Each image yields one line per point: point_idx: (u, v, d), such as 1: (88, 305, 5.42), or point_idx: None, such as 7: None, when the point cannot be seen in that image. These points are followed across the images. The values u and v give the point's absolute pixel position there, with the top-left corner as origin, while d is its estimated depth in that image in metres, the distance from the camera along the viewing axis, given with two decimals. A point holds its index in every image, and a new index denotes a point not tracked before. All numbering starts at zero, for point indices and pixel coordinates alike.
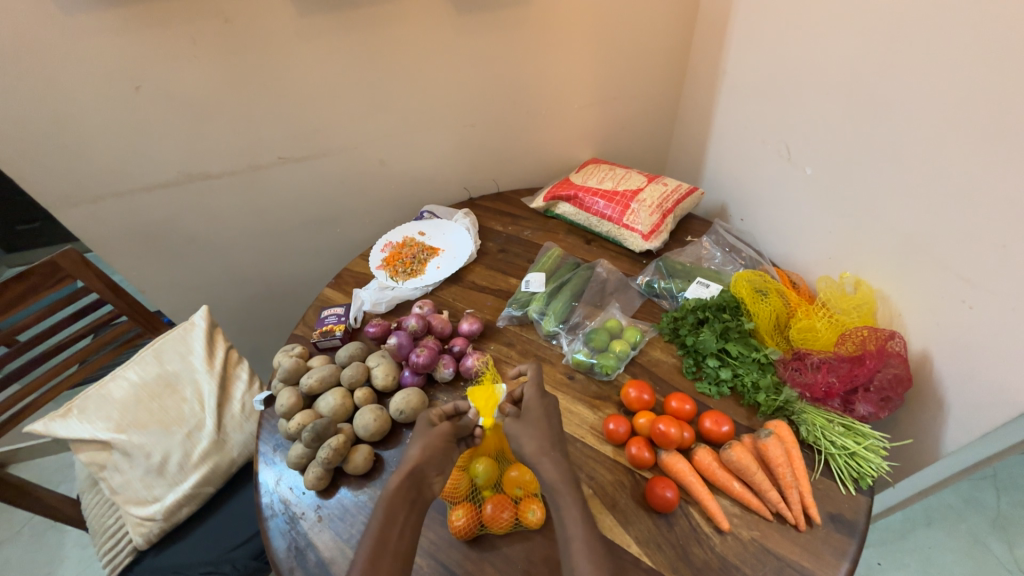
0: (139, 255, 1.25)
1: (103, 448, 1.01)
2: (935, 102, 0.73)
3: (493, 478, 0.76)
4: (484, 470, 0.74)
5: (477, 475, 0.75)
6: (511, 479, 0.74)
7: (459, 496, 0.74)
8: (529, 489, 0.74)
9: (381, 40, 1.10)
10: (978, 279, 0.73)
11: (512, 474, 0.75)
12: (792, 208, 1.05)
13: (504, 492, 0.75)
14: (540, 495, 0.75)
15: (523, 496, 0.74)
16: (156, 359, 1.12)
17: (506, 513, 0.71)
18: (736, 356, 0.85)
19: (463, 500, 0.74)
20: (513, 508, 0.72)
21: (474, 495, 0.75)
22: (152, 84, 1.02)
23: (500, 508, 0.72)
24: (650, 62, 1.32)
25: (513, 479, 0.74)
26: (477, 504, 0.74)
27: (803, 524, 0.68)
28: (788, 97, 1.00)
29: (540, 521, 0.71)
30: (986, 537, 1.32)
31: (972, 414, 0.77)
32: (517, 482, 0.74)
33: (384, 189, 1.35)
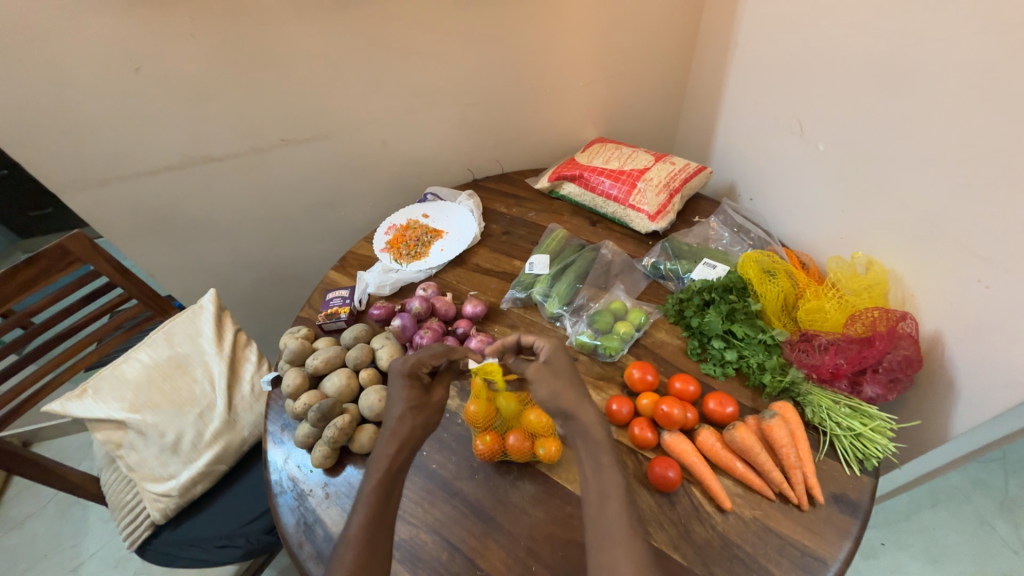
0: (147, 239, 1.26)
1: (118, 427, 1.04)
2: (956, 72, 0.70)
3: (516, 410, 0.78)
4: (506, 403, 0.77)
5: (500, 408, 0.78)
6: (529, 418, 0.76)
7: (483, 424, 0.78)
8: (546, 428, 0.76)
9: (380, 15, 1.07)
10: (995, 257, 0.70)
11: (531, 416, 0.76)
12: (803, 186, 1.02)
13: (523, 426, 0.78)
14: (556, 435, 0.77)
15: (540, 433, 0.76)
16: (167, 341, 1.14)
17: (525, 445, 0.76)
18: (742, 338, 0.84)
19: (487, 428, 0.79)
20: (530, 442, 0.76)
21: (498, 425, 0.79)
22: (152, 66, 1.01)
23: (519, 440, 0.76)
24: (658, 35, 1.28)
25: (531, 418, 0.76)
26: (500, 432, 0.79)
27: (806, 504, 0.68)
28: (801, 70, 0.96)
29: (556, 457, 0.75)
30: (992, 519, 1.31)
31: (984, 396, 0.76)
32: (535, 422, 0.76)
33: (387, 171, 1.34)
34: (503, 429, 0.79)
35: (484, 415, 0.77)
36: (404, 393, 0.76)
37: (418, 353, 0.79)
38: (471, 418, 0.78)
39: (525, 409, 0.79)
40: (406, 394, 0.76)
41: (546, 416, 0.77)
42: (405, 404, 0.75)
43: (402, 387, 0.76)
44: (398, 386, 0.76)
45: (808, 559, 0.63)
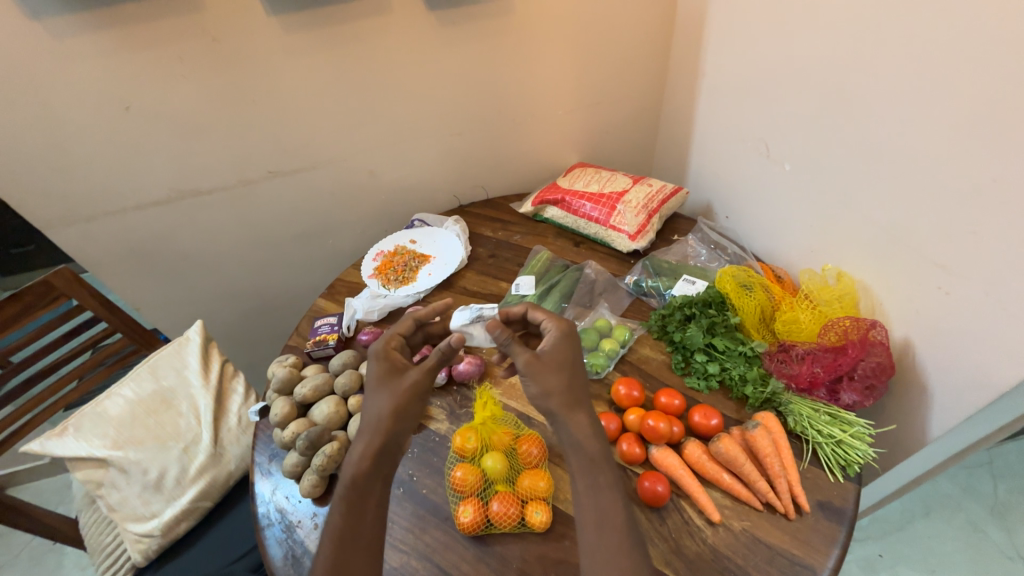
0: (132, 272, 1.26)
1: (100, 465, 1.01)
2: (898, 96, 0.76)
3: (506, 474, 0.77)
4: (494, 462, 0.76)
5: (488, 468, 0.77)
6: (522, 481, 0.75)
7: (469, 490, 0.75)
8: (539, 492, 0.74)
9: (365, 52, 1.12)
10: (952, 265, 0.74)
11: (525, 480, 0.75)
12: (773, 203, 1.07)
13: (513, 490, 0.76)
14: (549, 501, 0.75)
15: (532, 497, 0.74)
16: (151, 375, 1.13)
17: (513, 509, 0.72)
18: (723, 351, 0.87)
19: (472, 495, 0.75)
20: (520, 508, 0.73)
21: (484, 492, 0.76)
22: (141, 104, 1.03)
23: (507, 504, 0.72)
24: (631, 66, 1.35)
25: (524, 481, 0.75)
26: (485, 501, 0.75)
27: (793, 513, 0.69)
28: (764, 96, 1.02)
29: (546, 525, 0.72)
30: (984, 525, 1.32)
31: (955, 398, 0.79)
32: (528, 484, 0.75)
33: (374, 199, 1.37)
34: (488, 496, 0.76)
35: (473, 478, 0.76)
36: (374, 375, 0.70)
37: (387, 332, 0.75)
38: (458, 484, 0.76)
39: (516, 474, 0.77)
40: (383, 376, 0.70)
41: (540, 479, 0.75)
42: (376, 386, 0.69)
43: (377, 364, 0.71)
44: (371, 365, 0.71)
45: (797, 568, 0.64)
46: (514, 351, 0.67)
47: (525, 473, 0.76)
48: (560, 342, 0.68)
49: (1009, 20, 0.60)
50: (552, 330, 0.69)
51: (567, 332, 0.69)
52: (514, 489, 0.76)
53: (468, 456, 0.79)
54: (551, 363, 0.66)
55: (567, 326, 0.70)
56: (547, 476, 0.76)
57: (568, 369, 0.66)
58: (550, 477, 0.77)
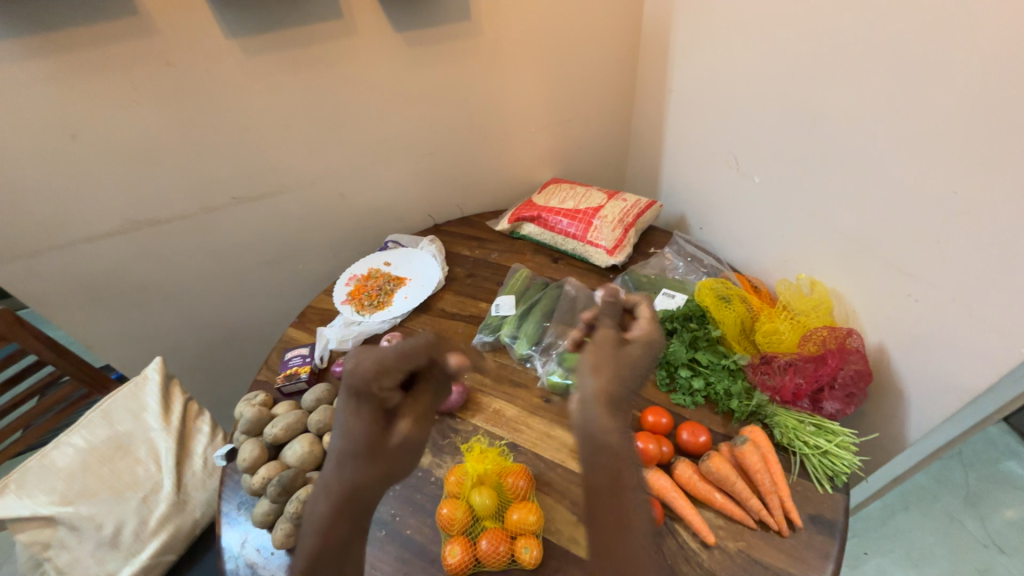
0: (82, 309, 1.17)
1: (46, 524, 0.92)
2: (861, 111, 0.78)
3: (494, 509, 0.74)
4: (480, 499, 0.72)
5: (474, 506, 0.73)
6: (511, 518, 0.71)
7: (456, 529, 0.72)
8: (529, 528, 0.70)
9: (332, 75, 1.10)
10: (918, 272, 0.77)
11: (513, 516, 0.71)
12: (745, 215, 1.09)
13: (502, 526, 0.72)
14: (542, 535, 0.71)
15: (521, 533, 0.70)
16: (105, 421, 1.04)
17: (501, 547, 0.69)
18: (706, 365, 0.86)
19: (460, 533, 0.72)
20: (509, 544, 0.69)
21: (471, 530, 0.73)
22: (89, 132, 0.97)
23: (495, 542, 0.69)
24: (600, 83, 1.37)
25: (512, 516, 0.71)
26: (473, 539, 0.72)
27: (786, 530, 0.68)
28: (732, 111, 1.05)
29: (537, 562, 0.69)
30: (960, 515, 1.36)
31: (931, 401, 0.80)
32: (516, 520, 0.71)
33: (345, 221, 1.33)
34: (476, 535, 0.72)
35: (460, 516, 0.72)
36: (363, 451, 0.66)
37: (376, 364, 0.67)
38: (445, 522, 0.72)
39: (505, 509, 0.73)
40: (368, 431, 0.66)
41: (530, 514, 0.71)
42: (348, 416, 0.67)
43: (351, 385, 0.67)
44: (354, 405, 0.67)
45: None
46: (603, 333, 0.73)
47: (514, 506, 0.73)
48: (643, 348, 0.75)
49: (962, 41, 0.64)
50: (641, 330, 0.78)
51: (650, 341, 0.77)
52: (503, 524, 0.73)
53: (454, 493, 0.76)
54: (627, 369, 0.69)
55: (646, 334, 0.77)
56: (537, 508, 0.73)
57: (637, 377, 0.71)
58: (540, 509, 0.74)
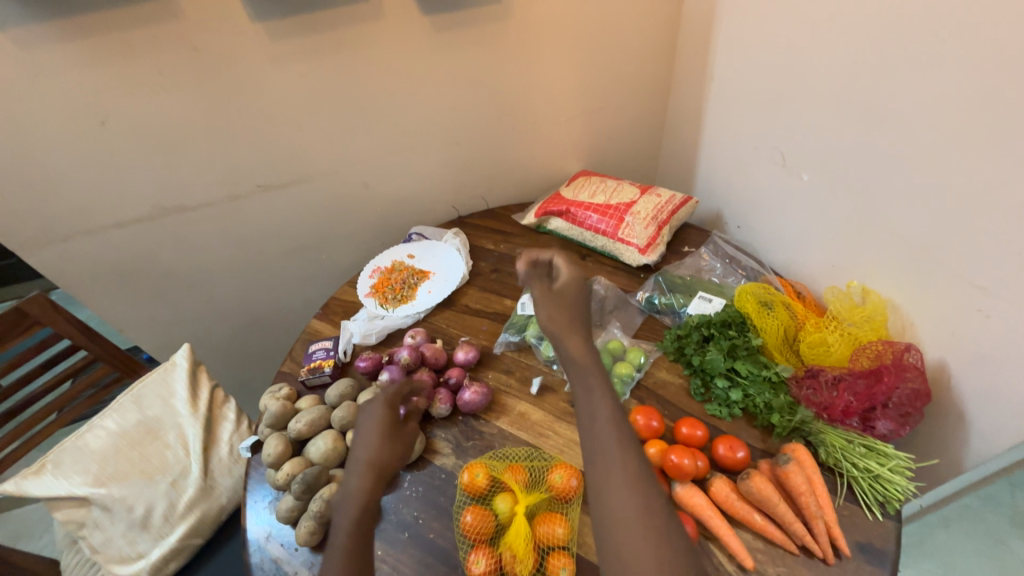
0: (113, 295, 1.19)
1: (81, 504, 0.95)
2: (932, 103, 0.71)
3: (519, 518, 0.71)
4: (505, 505, 0.71)
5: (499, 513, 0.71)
6: (539, 528, 0.69)
7: (480, 537, 0.70)
8: (558, 540, 0.68)
9: (357, 60, 1.06)
10: (990, 285, 0.70)
11: (542, 528, 0.69)
12: (790, 215, 1.02)
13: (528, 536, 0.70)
14: (570, 547, 0.69)
15: (549, 545, 0.68)
16: (135, 405, 1.06)
17: (528, 560, 0.67)
18: (746, 376, 0.81)
19: (484, 542, 0.70)
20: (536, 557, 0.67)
21: (495, 538, 0.71)
22: (117, 119, 0.97)
23: (522, 554, 0.67)
24: (635, 70, 1.30)
25: (539, 528, 0.69)
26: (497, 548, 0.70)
27: (831, 558, 0.64)
28: (780, 102, 0.97)
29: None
30: (1005, 536, 1.29)
31: (994, 426, 0.74)
32: (544, 531, 0.69)
33: (369, 212, 1.31)
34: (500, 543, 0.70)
35: (485, 524, 0.70)
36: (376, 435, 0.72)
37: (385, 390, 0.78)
38: (469, 529, 0.70)
39: (532, 518, 0.71)
40: (373, 425, 0.73)
41: (558, 526, 0.69)
42: (375, 436, 0.72)
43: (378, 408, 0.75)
44: (371, 412, 0.75)
45: None
46: None
47: (542, 517, 0.70)
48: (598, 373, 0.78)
49: None
50: None
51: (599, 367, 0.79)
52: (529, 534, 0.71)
53: (478, 498, 0.74)
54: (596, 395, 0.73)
55: None
56: (565, 519, 0.70)
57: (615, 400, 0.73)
58: (568, 520, 0.71)
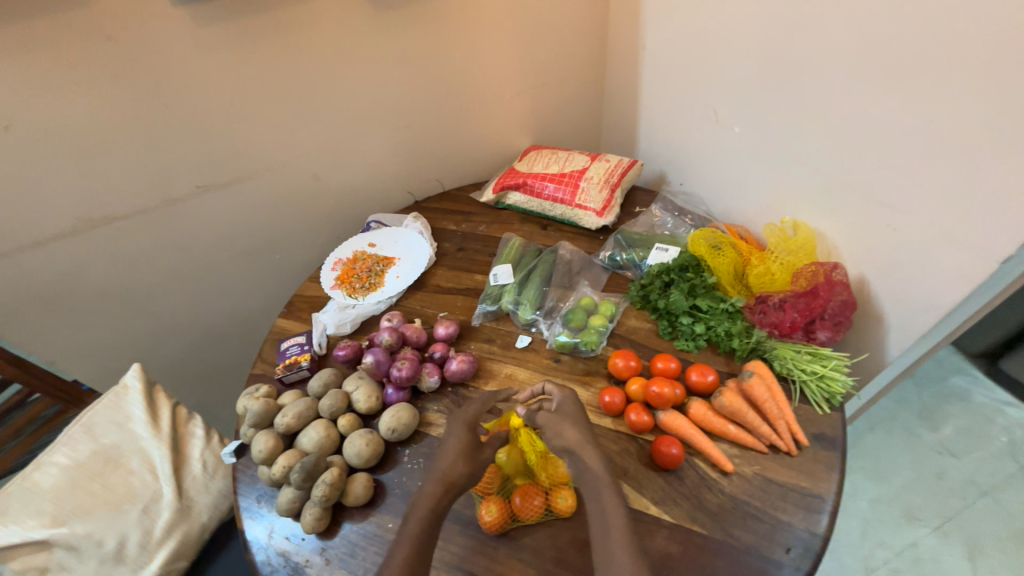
0: (40, 321, 1.07)
1: (40, 549, 0.87)
2: (835, 49, 0.81)
3: (522, 467, 0.76)
4: (508, 456, 0.75)
5: (503, 465, 0.75)
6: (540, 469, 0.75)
7: (488, 490, 0.73)
8: (559, 477, 0.74)
9: (295, 44, 1.03)
10: (895, 203, 0.82)
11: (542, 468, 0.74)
12: (726, 166, 1.12)
13: (532, 481, 0.75)
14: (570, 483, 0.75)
15: (553, 484, 0.73)
16: (88, 435, 0.97)
17: (537, 500, 0.72)
18: (707, 310, 0.90)
19: (492, 494, 0.73)
20: (544, 497, 0.72)
21: (502, 489, 0.74)
22: (25, 121, 0.87)
23: (530, 495, 0.72)
24: (571, 43, 1.35)
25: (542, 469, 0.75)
26: (506, 497, 0.73)
27: (794, 450, 0.74)
28: (707, 63, 1.07)
29: (573, 509, 0.72)
30: (918, 429, 1.52)
31: (906, 322, 0.88)
32: (545, 471, 0.74)
33: (323, 204, 1.27)
34: (507, 492, 0.74)
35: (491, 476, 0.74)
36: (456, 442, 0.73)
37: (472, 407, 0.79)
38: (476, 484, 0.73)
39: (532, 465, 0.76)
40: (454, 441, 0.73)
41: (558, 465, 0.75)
42: (455, 453, 0.71)
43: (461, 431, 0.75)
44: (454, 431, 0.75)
45: (809, 499, 0.69)
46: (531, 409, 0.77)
47: (542, 462, 0.75)
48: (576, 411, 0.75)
49: None
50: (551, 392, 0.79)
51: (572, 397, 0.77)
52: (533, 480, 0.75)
53: None
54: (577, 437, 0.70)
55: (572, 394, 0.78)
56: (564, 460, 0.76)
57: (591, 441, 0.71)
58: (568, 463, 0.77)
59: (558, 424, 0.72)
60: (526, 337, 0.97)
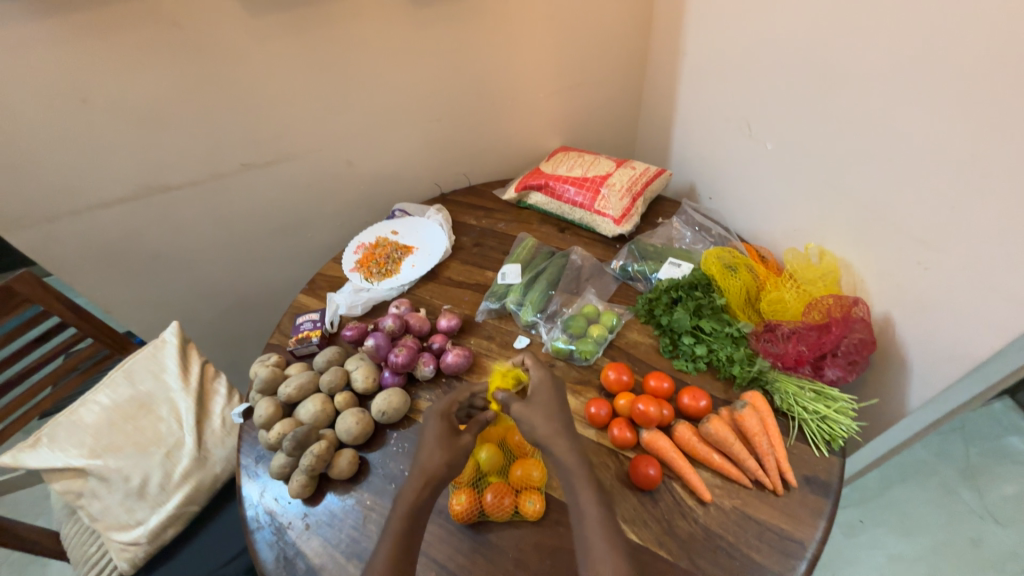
0: (99, 275, 1.20)
1: (78, 475, 0.98)
2: (883, 70, 0.75)
3: (499, 465, 0.77)
4: (487, 454, 0.76)
5: (481, 461, 0.76)
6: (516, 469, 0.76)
7: (463, 481, 0.75)
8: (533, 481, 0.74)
9: (336, 37, 1.08)
10: (932, 241, 0.75)
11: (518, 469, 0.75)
12: (757, 184, 1.07)
13: (506, 480, 0.76)
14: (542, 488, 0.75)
15: (525, 487, 0.74)
16: (127, 380, 1.09)
17: (507, 500, 0.73)
18: (710, 332, 0.87)
19: (466, 485, 0.75)
20: (515, 497, 0.73)
21: (476, 483, 0.76)
22: (96, 96, 0.97)
23: (501, 494, 0.73)
24: (611, 46, 1.32)
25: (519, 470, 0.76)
26: (478, 491, 0.75)
27: (781, 489, 0.71)
28: (747, 75, 1.01)
29: (540, 514, 0.73)
30: (955, 486, 1.39)
31: (932, 371, 0.81)
32: (520, 472, 0.75)
33: (353, 190, 1.33)
34: (481, 487, 0.76)
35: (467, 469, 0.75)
36: (434, 429, 0.72)
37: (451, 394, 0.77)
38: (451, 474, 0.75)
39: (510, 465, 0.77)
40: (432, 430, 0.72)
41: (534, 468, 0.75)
42: (433, 444, 0.71)
43: (436, 419, 0.73)
44: (430, 424, 0.74)
45: (787, 542, 0.66)
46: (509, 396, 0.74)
47: (518, 463, 0.76)
48: (553, 399, 0.71)
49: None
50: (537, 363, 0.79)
51: (547, 382, 0.74)
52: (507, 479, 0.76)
53: None
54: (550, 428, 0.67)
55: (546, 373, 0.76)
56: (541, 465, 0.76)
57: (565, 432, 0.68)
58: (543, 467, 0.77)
59: (531, 417, 0.68)
60: (525, 338, 0.97)
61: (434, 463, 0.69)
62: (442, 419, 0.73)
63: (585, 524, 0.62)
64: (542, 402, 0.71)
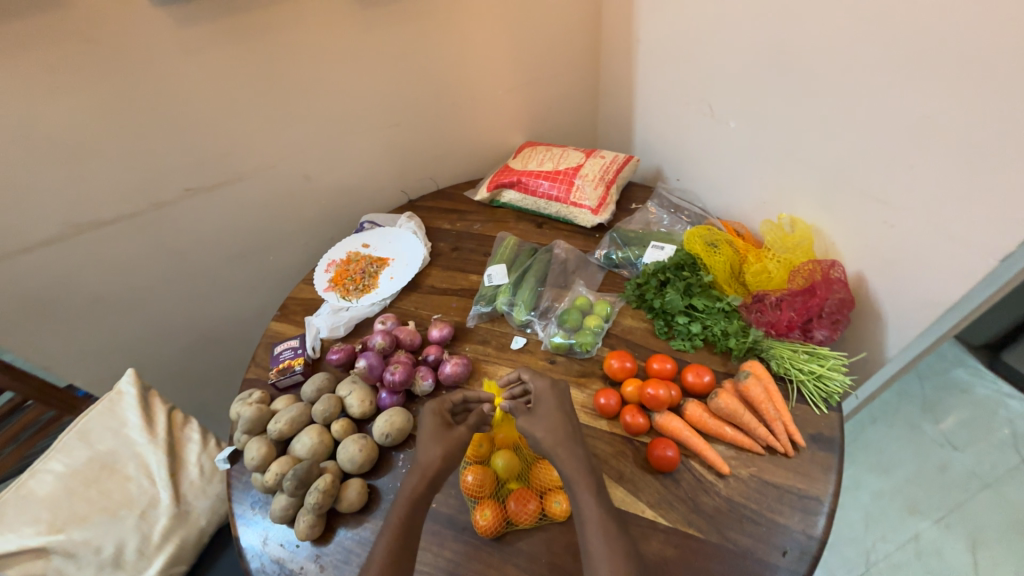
0: (30, 328, 1.06)
1: (38, 555, 0.85)
2: (830, 43, 0.80)
3: (517, 471, 0.75)
4: (504, 460, 0.74)
5: (499, 468, 0.74)
6: (535, 473, 0.75)
7: (484, 494, 0.72)
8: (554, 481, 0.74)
9: (279, 44, 1.01)
10: (892, 199, 0.81)
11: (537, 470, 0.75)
12: (722, 162, 1.11)
13: (527, 486, 0.74)
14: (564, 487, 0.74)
15: (548, 488, 0.73)
16: (83, 441, 0.97)
17: (531, 504, 0.71)
18: (703, 309, 0.89)
19: (487, 497, 0.73)
20: (539, 501, 0.72)
21: (497, 493, 0.74)
22: (5, 127, 0.86)
23: (524, 500, 0.71)
24: (564, 37, 1.32)
25: (538, 471, 0.75)
26: (500, 501, 0.73)
27: (791, 451, 0.73)
28: (701, 58, 1.04)
29: (568, 513, 0.71)
30: (920, 422, 1.51)
31: (905, 320, 0.87)
32: (541, 474, 0.74)
33: (315, 205, 1.26)
34: (502, 497, 0.74)
35: (486, 480, 0.73)
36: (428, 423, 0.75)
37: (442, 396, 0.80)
38: (470, 488, 0.73)
39: (529, 469, 0.76)
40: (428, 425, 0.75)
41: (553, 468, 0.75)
42: (428, 437, 0.74)
43: (429, 417, 0.76)
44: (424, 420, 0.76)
45: (806, 501, 0.68)
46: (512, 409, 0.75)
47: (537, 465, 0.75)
48: (557, 408, 0.74)
49: None
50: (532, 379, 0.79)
51: (548, 392, 0.76)
52: (528, 484, 0.75)
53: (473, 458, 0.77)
54: (554, 438, 0.70)
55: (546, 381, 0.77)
56: None
57: (568, 440, 0.70)
58: None
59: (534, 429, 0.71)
60: (521, 338, 0.96)
61: (432, 457, 0.71)
62: (437, 415, 0.76)
63: (585, 520, 0.63)
64: (546, 412, 0.73)
